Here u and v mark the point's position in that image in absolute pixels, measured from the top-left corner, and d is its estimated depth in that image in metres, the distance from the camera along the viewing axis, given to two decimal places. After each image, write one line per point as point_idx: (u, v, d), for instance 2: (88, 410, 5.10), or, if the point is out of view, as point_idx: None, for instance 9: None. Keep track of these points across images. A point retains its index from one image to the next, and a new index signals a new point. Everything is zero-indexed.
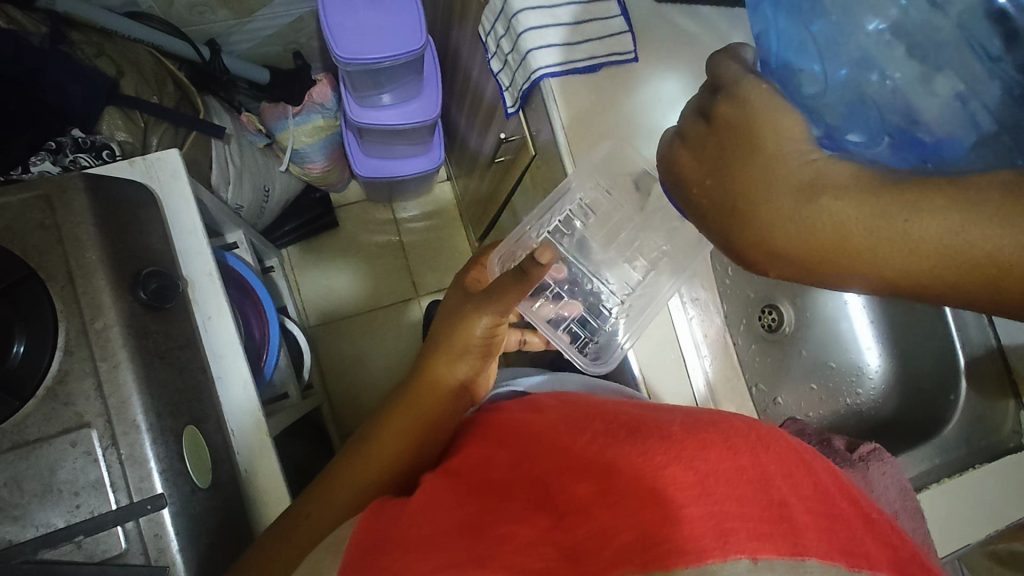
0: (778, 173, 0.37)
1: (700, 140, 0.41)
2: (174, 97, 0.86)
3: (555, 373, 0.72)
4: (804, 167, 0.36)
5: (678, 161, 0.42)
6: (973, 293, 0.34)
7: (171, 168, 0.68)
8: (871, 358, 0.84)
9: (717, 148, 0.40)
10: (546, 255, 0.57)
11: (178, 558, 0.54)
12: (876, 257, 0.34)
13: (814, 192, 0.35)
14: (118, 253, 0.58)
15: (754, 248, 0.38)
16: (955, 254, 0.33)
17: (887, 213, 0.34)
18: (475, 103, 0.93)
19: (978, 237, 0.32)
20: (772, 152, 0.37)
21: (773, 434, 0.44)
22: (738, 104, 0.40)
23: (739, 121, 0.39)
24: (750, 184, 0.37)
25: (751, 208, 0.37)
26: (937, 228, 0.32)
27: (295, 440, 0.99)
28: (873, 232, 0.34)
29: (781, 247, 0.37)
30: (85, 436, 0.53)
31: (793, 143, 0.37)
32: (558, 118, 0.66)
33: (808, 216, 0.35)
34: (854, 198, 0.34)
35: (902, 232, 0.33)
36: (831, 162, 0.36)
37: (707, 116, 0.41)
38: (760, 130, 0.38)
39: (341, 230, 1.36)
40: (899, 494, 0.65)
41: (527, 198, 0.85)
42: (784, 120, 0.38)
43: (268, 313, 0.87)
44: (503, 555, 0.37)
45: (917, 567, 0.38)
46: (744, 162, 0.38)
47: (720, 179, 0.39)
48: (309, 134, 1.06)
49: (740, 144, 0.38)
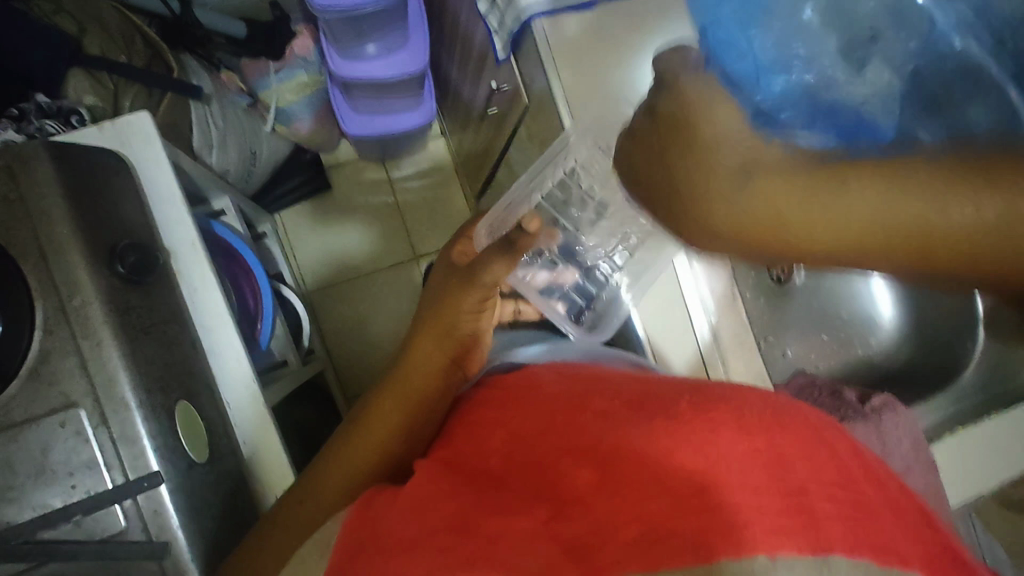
0: (712, 156, 0.35)
1: (647, 137, 0.38)
2: (144, 56, 0.80)
3: (553, 342, 0.68)
4: (739, 148, 0.35)
5: (626, 154, 0.40)
6: (905, 262, 0.34)
7: (143, 132, 0.64)
8: (884, 309, 0.81)
9: (661, 141, 0.37)
10: (534, 223, 0.58)
11: (179, 534, 0.53)
12: (818, 234, 0.34)
13: (749, 173, 0.34)
14: (91, 226, 0.55)
15: (693, 228, 0.37)
16: (897, 228, 0.32)
17: (825, 190, 0.33)
18: (465, 49, 0.87)
19: (909, 207, 0.32)
20: (705, 137, 0.35)
21: (790, 409, 0.42)
22: (676, 99, 0.37)
23: (674, 113, 0.37)
24: (693, 174, 0.35)
25: (688, 195, 0.36)
26: (871, 201, 0.33)
27: (299, 406, 0.99)
28: (809, 209, 0.33)
29: (722, 229, 0.36)
30: (74, 416, 0.52)
31: (727, 125, 0.35)
32: (553, 65, 0.61)
33: (747, 197, 0.34)
34: (790, 177, 0.34)
35: (837, 208, 0.33)
36: (764, 141, 0.35)
37: (651, 111, 0.39)
38: (697, 118, 0.36)
39: (335, 192, 1.32)
40: (912, 446, 0.64)
41: (524, 151, 0.80)
42: (722, 106, 0.35)
43: (260, 282, 0.84)
44: (499, 555, 0.37)
45: (952, 559, 0.36)
46: (684, 150, 0.36)
47: (661, 171, 0.37)
48: (293, 90, 1.01)
49: (678, 135, 0.36)
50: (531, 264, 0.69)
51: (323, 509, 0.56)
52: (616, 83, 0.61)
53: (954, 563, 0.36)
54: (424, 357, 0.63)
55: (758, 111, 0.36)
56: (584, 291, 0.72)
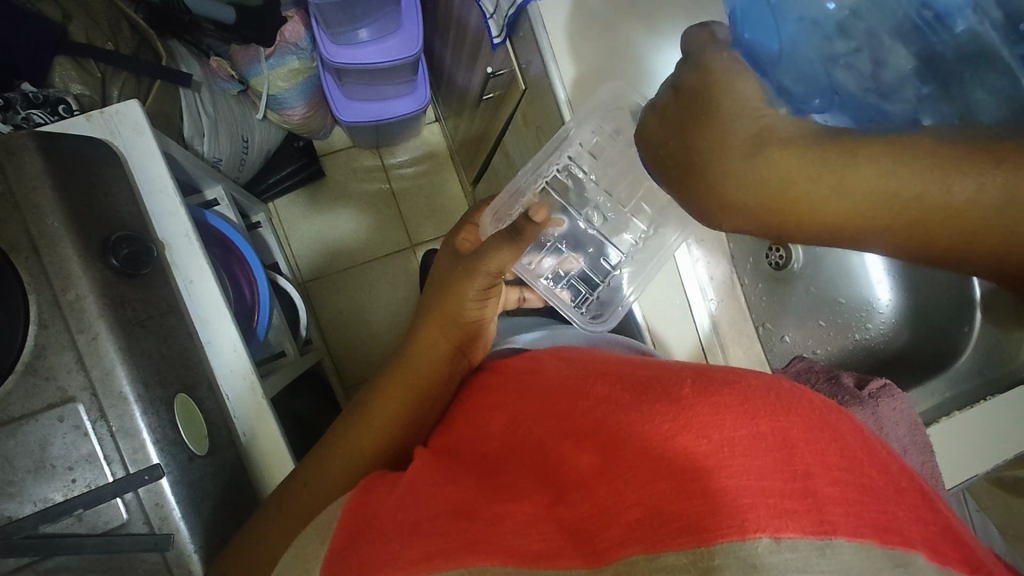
0: (729, 127, 0.35)
1: (666, 108, 0.39)
2: (132, 43, 0.78)
3: (551, 329, 0.69)
4: (755, 121, 0.35)
5: (644, 129, 0.40)
6: (907, 238, 0.33)
7: (132, 122, 0.63)
8: (883, 293, 0.82)
9: (679, 111, 0.38)
10: (541, 214, 0.57)
11: (181, 525, 0.53)
12: (822, 207, 0.34)
13: (763, 143, 0.34)
14: (83, 219, 0.54)
15: (704, 199, 0.37)
16: (902, 202, 0.32)
17: (830, 162, 0.33)
18: (459, 34, 0.85)
19: (912, 182, 0.32)
20: (724, 111, 0.36)
21: (795, 393, 0.42)
22: (702, 73, 0.37)
23: (696, 86, 0.37)
24: (707, 146, 0.36)
25: (703, 163, 0.36)
26: (876, 174, 0.32)
27: (297, 395, 0.99)
28: (818, 181, 0.33)
29: (730, 198, 0.35)
30: (72, 410, 0.51)
31: (746, 100, 0.36)
32: (551, 52, 0.59)
33: (755, 167, 0.34)
34: (799, 148, 0.34)
35: (844, 182, 0.33)
36: (781, 118, 0.35)
37: (674, 86, 0.39)
38: (716, 91, 0.36)
39: (329, 180, 1.30)
40: (909, 430, 0.65)
41: (520, 137, 0.80)
42: (743, 83, 0.36)
43: (256, 272, 0.83)
44: (501, 537, 0.37)
45: (953, 541, 0.36)
46: (701, 122, 0.36)
47: (680, 143, 0.37)
48: (286, 78, 0.99)
49: (696, 107, 0.37)
50: (535, 252, 0.69)
51: (324, 496, 0.55)
52: (616, 72, 0.61)
53: (958, 545, 0.36)
54: (429, 346, 0.62)
55: (775, 93, 0.37)
56: (589, 278, 0.70)
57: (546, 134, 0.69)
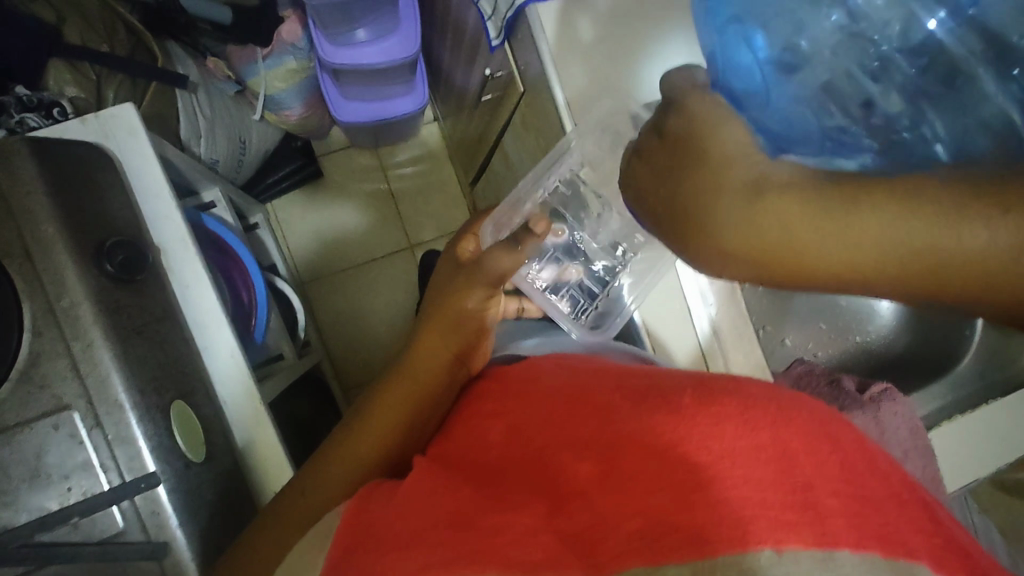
0: (723, 177, 0.35)
1: (653, 155, 0.39)
2: (127, 45, 0.78)
3: (549, 335, 0.69)
4: (748, 167, 0.35)
5: (634, 174, 0.40)
6: (916, 284, 0.33)
7: (127, 125, 0.62)
8: (885, 294, 0.81)
9: (668, 162, 0.38)
10: (541, 225, 0.59)
11: (178, 533, 0.53)
12: (826, 258, 0.33)
13: (762, 193, 0.34)
14: (78, 224, 0.53)
15: (704, 249, 0.36)
16: (910, 251, 0.32)
17: (831, 213, 0.33)
18: (457, 35, 0.85)
19: (918, 230, 0.31)
20: (716, 159, 0.36)
21: (795, 402, 0.42)
22: (685, 119, 0.37)
23: (681, 134, 0.37)
24: (700, 198, 0.36)
25: (699, 214, 0.36)
26: (880, 226, 0.32)
27: (295, 398, 0.98)
28: (821, 231, 0.33)
29: (730, 251, 0.35)
30: (68, 418, 0.51)
31: (736, 144, 0.36)
32: (549, 55, 0.59)
33: (755, 219, 0.34)
34: (800, 196, 0.34)
35: (849, 231, 0.32)
36: (776, 164, 0.35)
37: (659, 130, 0.39)
38: (703, 137, 0.36)
39: (328, 181, 1.30)
40: (910, 434, 0.65)
41: (519, 140, 0.79)
42: (727, 128, 0.36)
43: (253, 274, 0.83)
44: (497, 547, 0.37)
45: (959, 554, 0.36)
46: (692, 173, 0.36)
47: (673, 193, 0.37)
48: (283, 78, 0.97)
49: (685, 154, 0.37)
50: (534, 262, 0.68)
51: (323, 504, 0.55)
52: (616, 75, 0.60)
53: (962, 557, 0.35)
54: (429, 353, 0.62)
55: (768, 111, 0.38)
56: (589, 288, 0.70)
57: (544, 137, 0.69)
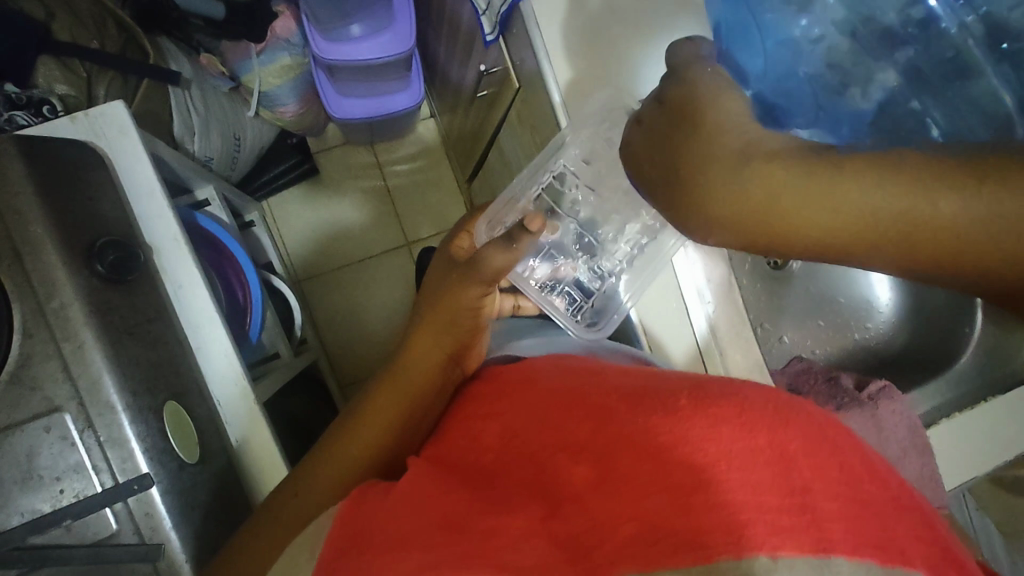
0: (715, 141, 0.35)
1: (652, 122, 0.38)
2: (118, 41, 0.78)
3: (546, 333, 0.68)
4: (742, 132, 0.35)
5: (630, 141, 0.40)
6: (898, 254, 0.32)
7: (117, 123, 0.62)
8: (883, 292, 0.81)
9: (665, 125, 0.37)
10: (536, 223, 0.54)
11: (171, 535, 0.53)
12: (809, 221, 0.33)
13: (751, 156, 0.34)
14: (67, 224, 0.53)
15: (690, 211, 0.36)
16: (894, 215, 0.31)
17: (819, 175, 0.32)
18: (452, 30, 0.84)
19: (903, 197, 0.31)
20: (710, 125, 0.36)
21: (794, 405, 0.41)
22: (685, 86, 0.38)
23: (681, 100, 0.37)
24: (692, 158, 0.35)
25: (689, 176, 0.35)
26: (865, 193, 0.32)
27: (291, 396, 0.98)
28: (807, 194, 0.32)
29: (715, 213, 0.35)
30: (59, 420, 0.50)
31: (732, 115, 0.36)
32: (545, 51, 0.58)
33: (742, 181, 0.33)
34: (789, 160, 0.33)
35: (835, 195, 0.32)
36: (769, 132, 0.35)
37: (658, 98, 0.39)
38: (701, 104, 0.36)
39: (324, 178, 1.29)
40: (908, 432, 0.65)
41: (515, 136, 0.78)
42: (726, 97, 0.36)
43: (248, 273, 0.82)
44: (492, 551, 0.36)
45: (954, 565, 0.35)
46: (686, 134, 0.36)
47: (665, 153, 0.37)
48: (277, 74, 0.96)
49: (682, 119, 0.37)
50: (529, 260, 0.67)
51: (314, 506, 0.55)
52: (612, 72, 0.60)
53: (956, 567, 0.35)
54: (424, 352, 0.62)
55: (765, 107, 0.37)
56: (584, 285, 0.69)
57: (540, 134, 0.68)
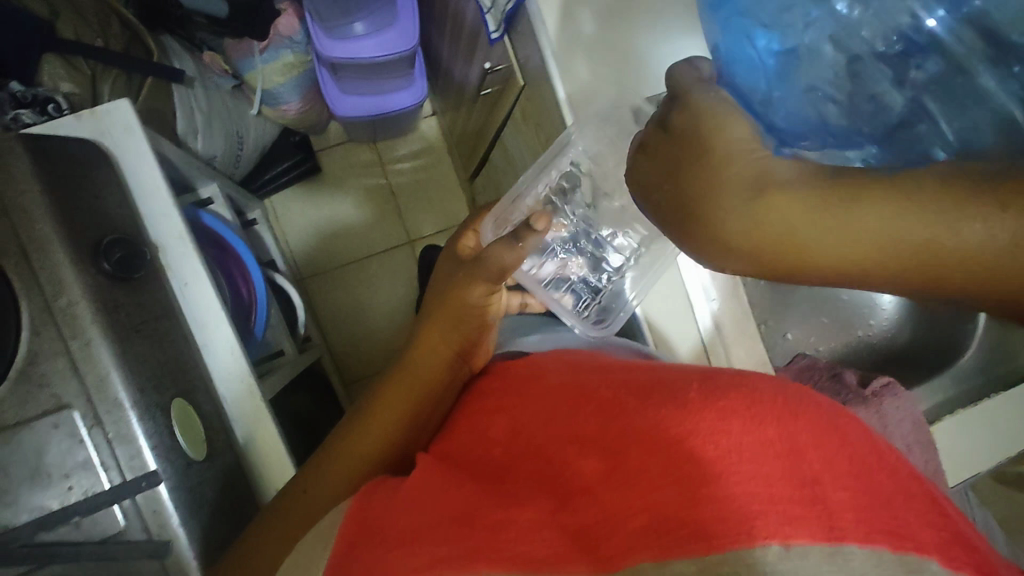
0: (726, 172, 0.35)
1: (659, 149, 0.39)
2: (121, 40, 0.79)
3: (551, 330, 0.69)
4: (754, 163, 0.35)
5: (636, 168, 0.41)
6: (916, 281, 0.33)
7: (123, 122, 0.62)
8: (887, 289, 0.82)
9: (675, 152, 0.38)
10: (543, 221, 0.55)
11: (179, 532, 0.53)
12: (825, 251, 0.33)
13: (764, 187, 0.34)
14: (74, 223, 0.53)
15: (706, 241, 0.37)
16: (911, 245, 0.31)
17: (833, 205, 0.33)
18: (456, 28, 0.84)
19: (918, 227, 0.31)
20: (719, 153, 0.36)
21: (803, 397, 0.42)
22: (690, 114, 0.37)
23: (689, 126, 0.37)
24: (705, 190, 0.36)
25: (703, 207, 0.36)
26: (879, 221, 0.32)
27: (295, 393, 0.98)
28: (820, 226, 0.33)
29: (731, 244, 0.35)
30: (67, 417, 0.51)
31: (740, 141, 0.36)
32: (549, 48, 0.58)
33: (755, 213, 0.34)
34: (802, 193, 0.33)
35: (849, 226, 0.32)
36: (780, 159, 0.35)
37: (662, 124, 0.39)
38: (708, 131, 0.36)
39: (326, 176, 1.29)
40: (913, 428, 0.65)
41: (519, 134, 0.78)
42: (733, 123, 0.36)
43: (252, 271, 0.82)
44: (502, 544, 0.37)
45: (968, 549, 0.35)
46: (696, 165, 0.36)
47: (674, 182, 0.37)
48: (280, 72, 0.96)
49: (691, 147, 0.37)
50: (535, 258, 0.66)
51: (324, 501, 0.55)
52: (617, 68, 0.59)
53: (970, 550, 0.35)
54: (432, 349, 0.62)
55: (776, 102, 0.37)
56: (591, 283, 0.69)
57: (545, 131, 0.68)
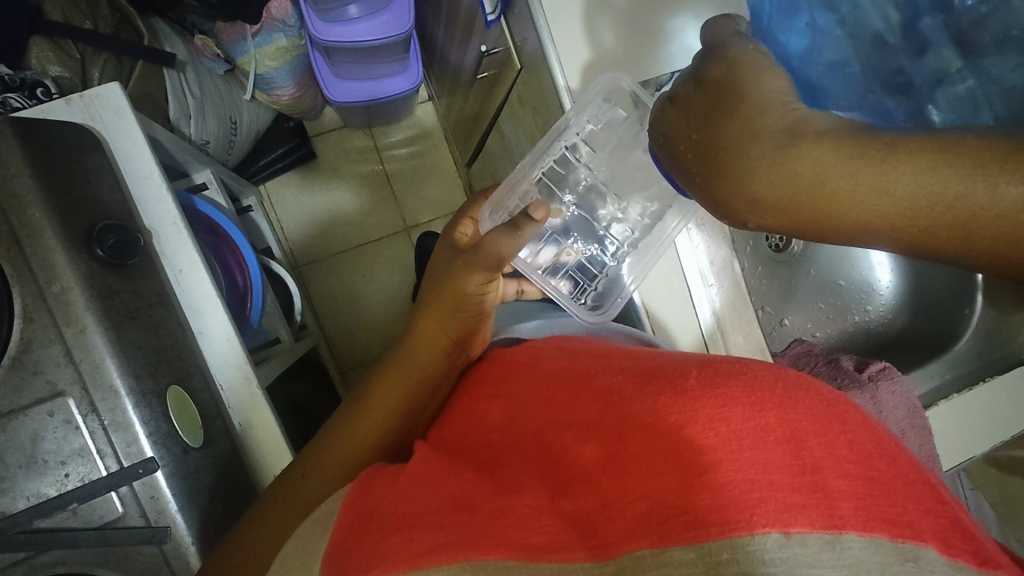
0: (758, 121, 0.35)
1: (689, 103, 0.38)
2: (111, 21, 0.77)
3: (551, 317, 0.68)
4: (784, 113, 0.35)
5: (664, 120, 0.40)
6: (935, 236, 0.32)
7: (114, 105, 0.61)
8: (883, 274, 0.83)
9: (702, 107, 0.37)
10: (541, 212, 0.55)
11: (177, 518, 0.53)
12: (851, 203, 0.33)
13: (795, 138, 0.34)
14: (66, 208, 0.52)
15: (728, 192, 0.36)
16: (942, 203, 0.31)
17: (866, 158, 0.33)
18: (452, 11, 0.82)
19: (951, 181, 0.31)
20: (751, 103, 0.35)
21: (803, 383, 0.42)
22: (726, 66, 0.37)
23: (722, 79, 0.37)
24: (732, 138, 0.35)
25: (726, 157, 0.36)
26: (915, 175, 0.32)
27: (292, 380, 0.98)
28: (852, 177, 0.33)
29: (755, 195, 0.35)
30: (62, 404, 0.50)
31: (774, 93, 0.35)
32: (548, 30, 0.57)
33: (786, 162, 0.34)
34: (835, 142, 0.33)
35: (881, 179, 0.32)
36: (811, 111, 0.35)
37: (696, 78, 0.39)
38: (742, 82, 0.36)
39: (322, 162, 1.28)
40: (908, 413, 0.65)
41: (516, 119, 0.78)
42: (768, 76, 0.36)
43: (246, 257, 0.81)
44: (506, 530, 0.37)
45: (963, 536, 0.35)
46: (725, 114, 0.36)
47: (702, 131, 0.37)
48: (273, 56, 0.95)
49: (720, 98, 0.36)
50: (533, 244, 0.66)
51: (320, 490, 0.55)
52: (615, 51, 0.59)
53: (966, 538, 0.35)
54: (429, 338, 0.62)
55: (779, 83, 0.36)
56: (587, 270, 0.68)
57: (542, 116, 0.67)
